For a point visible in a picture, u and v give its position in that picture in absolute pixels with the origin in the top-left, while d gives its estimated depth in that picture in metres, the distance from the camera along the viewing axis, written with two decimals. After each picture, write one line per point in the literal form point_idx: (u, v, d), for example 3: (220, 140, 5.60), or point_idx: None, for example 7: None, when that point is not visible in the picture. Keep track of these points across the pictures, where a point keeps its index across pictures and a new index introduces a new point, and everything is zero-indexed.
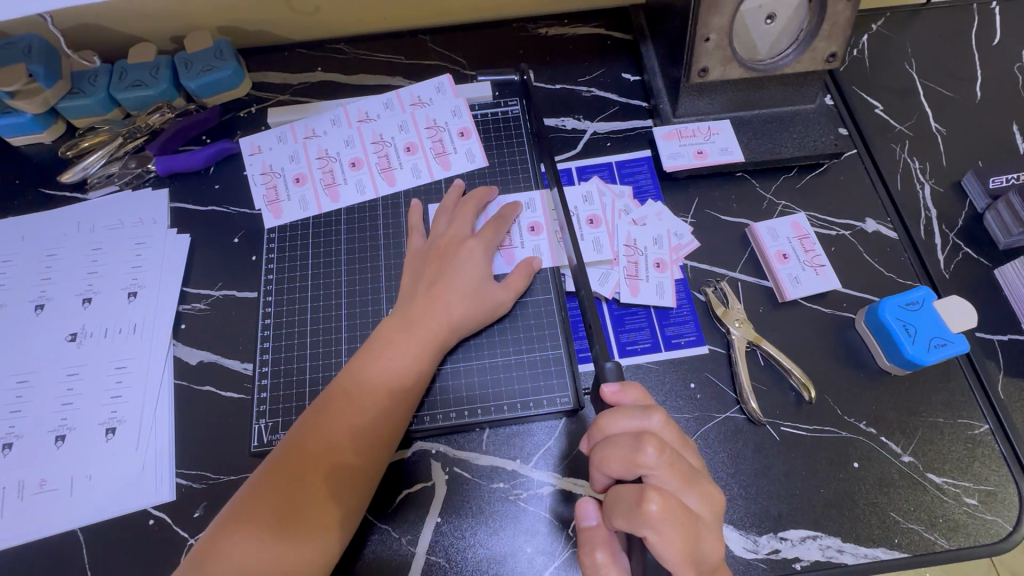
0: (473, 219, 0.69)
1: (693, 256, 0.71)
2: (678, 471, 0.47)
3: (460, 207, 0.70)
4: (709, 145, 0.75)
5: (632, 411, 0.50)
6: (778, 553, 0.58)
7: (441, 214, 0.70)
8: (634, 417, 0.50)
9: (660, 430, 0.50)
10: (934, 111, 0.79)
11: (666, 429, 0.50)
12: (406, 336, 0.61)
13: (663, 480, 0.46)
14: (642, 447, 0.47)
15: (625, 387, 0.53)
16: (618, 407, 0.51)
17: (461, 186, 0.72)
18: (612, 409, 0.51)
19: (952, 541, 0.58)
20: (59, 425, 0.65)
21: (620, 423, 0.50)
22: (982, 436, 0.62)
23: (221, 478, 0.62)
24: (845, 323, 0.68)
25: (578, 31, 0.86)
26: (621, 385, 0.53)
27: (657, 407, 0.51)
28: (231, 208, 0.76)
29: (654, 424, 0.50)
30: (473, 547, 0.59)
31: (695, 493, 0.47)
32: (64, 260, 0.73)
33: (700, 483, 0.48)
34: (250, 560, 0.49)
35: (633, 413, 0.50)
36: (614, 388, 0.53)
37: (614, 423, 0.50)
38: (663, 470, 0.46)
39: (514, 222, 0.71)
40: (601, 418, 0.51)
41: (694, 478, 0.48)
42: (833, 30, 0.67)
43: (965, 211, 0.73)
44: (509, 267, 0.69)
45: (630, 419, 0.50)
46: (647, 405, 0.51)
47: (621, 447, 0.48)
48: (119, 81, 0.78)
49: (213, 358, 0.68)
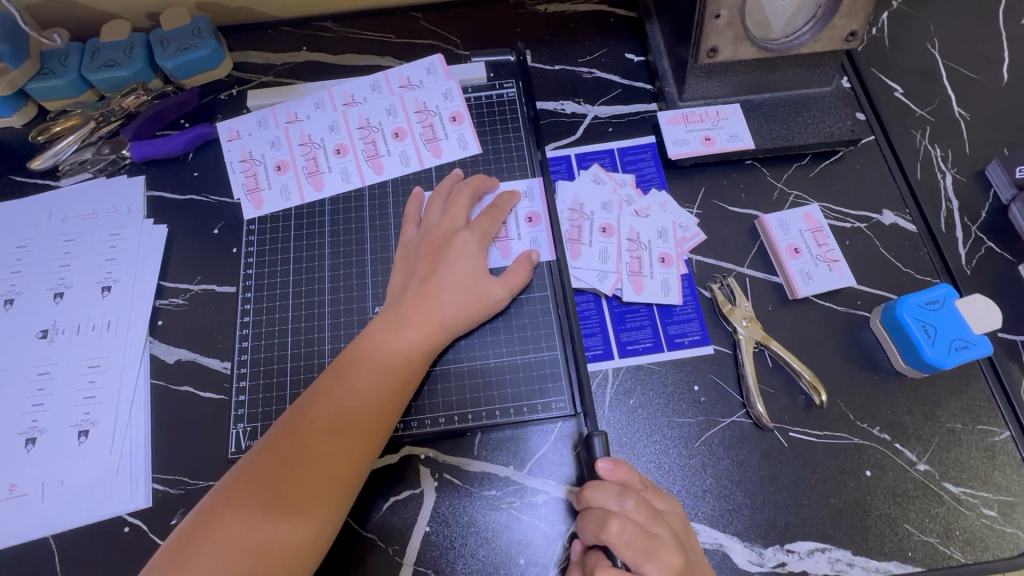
0: (469, 208, 0.65)
1: (698, 250, 0.67)
2: (636, 548, 0.48)
3: (456, 195, 0.65)
4: (717, 131, 0.70)
5: (612, 489, 0.50)
6: (784, 566, 0.55)
7: (435, 202, 0.66)
8: (608, 494, 0.49)
9: (633, 511, 0.49)
10: (958, 95, 0.74)
11: (638, 510, 0.49)
12: (397, 333, 0.58)
13: (622, 555, 0.48)
14: (605, 525, 0.48)
15: (616, 464, 0.51)
16: (604, 480, 0.51)
17: (458, 175, 0.68)
18: (596, 480, 0.51)
19: (968, 555, 0.55)
20: (28, 428, 0.61)
21: (598, 497, 0.50)
22: (1003, 443, 0.59)
23: (199, 483, 0.59)
24: (858, 322, 0.64)
25: (579, 7, 0.81)
26: (613, 463, 0.51)
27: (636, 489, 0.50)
28: (212, 197, 0.72)
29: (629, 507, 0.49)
30: (464, 558, 0.56)
31: (653, 566, 0.47)
32: (35, 252, 0.69)
33: (660, 554, 0.47)
34: (220, 561, 0.46)
35: (610, 492, 0.50)
36: (606, 465, 0.51)
37: (592, 495, 0.50)
38: (621, 547, 0.48)
39: (511, 211, 0.67)
40: (587, 487, 0.51)
41: (655, 551, 0.48)
42: (854, 7, 0.62)
43: (989, 203, 0.69)
44: (506, 260, 0.65)
45: (606, 496, 0.50)
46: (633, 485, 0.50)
47: (591, 520, 0.50)
48: (91, 61, 0.73)
49: (191, 356, 0.65)
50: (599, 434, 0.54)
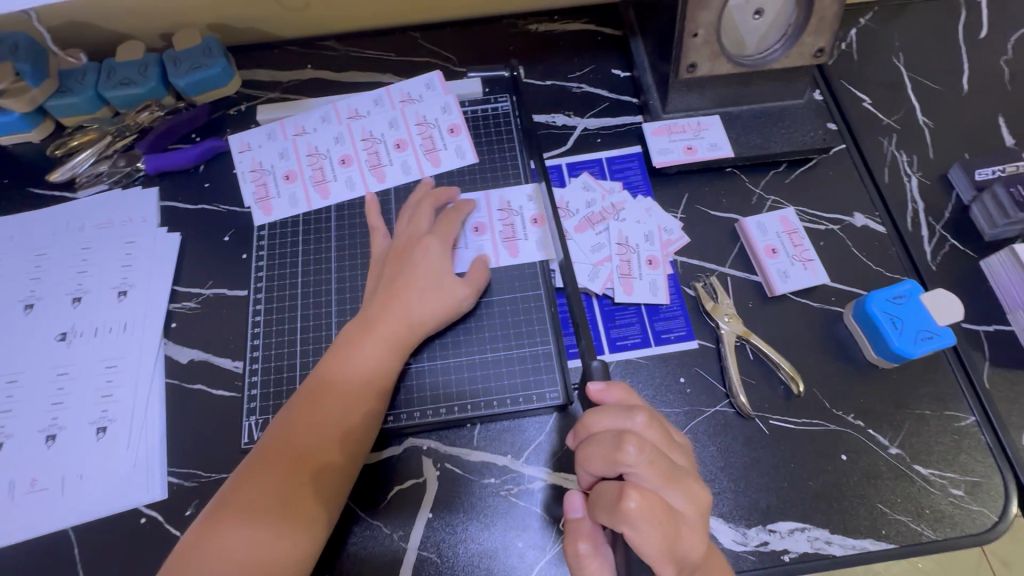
0: (432, 215, 0.70)
1: (683, 252, 0.72)
2: (659, 468, 0.47)
3: (420, 205, 0.70)
4: (698, 141, 0.75)
5: (617, 410, 0.51)
6: (767, 545, 0.59)
7: (405, 212, 0.70)
8: (618, 418, 0.50)
9: (643, 429, 0.50)
10: (922, 105, 0.79)
11: (649, 429, 0.50)
12: (368, 336, 0.61)
13: (643, 477, 0.46)
14: (622, 445, 0.47)
15: (610, 386, 0.54)
16: (603, 407, 0.52)
17: (429, 182, 0.72)
18: (597, 408, 0.52)
19: (938, 531, 0.59)
20: (49, 425, 0.65)
21: (604, 422, 0.50)
22: (969, 427, 0.63)
23: (212, 476, 0.63)
24: (833, 317, 0.68)
25: (567, 27, 0.86)
26: (606, 385, 0.54)
27: (641, 406, 0.52)
28: (222, 207, 0.76)
29: (636, 424, 0.50)
30: (465, 542, 0.59)
31: (676, 490, 0.47)
32: (54, 260, 0.73)
33: (683, 480, 0.48)
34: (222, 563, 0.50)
35: (617, 412, 0.51)
36: (599, 387, 0.54)
37: (598, 420, 0.51)
38: (642, 468, 0.46)
39: (516, 213, 0.72)
40: (587, 416, 0.52)
41: (677, 475, 0.48)
42: (821, 25, 0.67)
43: (953, 204, 0.74)
44: (515, 258, 0.70)
45: (614, 418, 0.50)
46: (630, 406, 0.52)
47: (602, 445, 0.48)
48: (107, 79, 0.78)
49: (203, 356, 0.68)
50: (596, 360, 0.59)
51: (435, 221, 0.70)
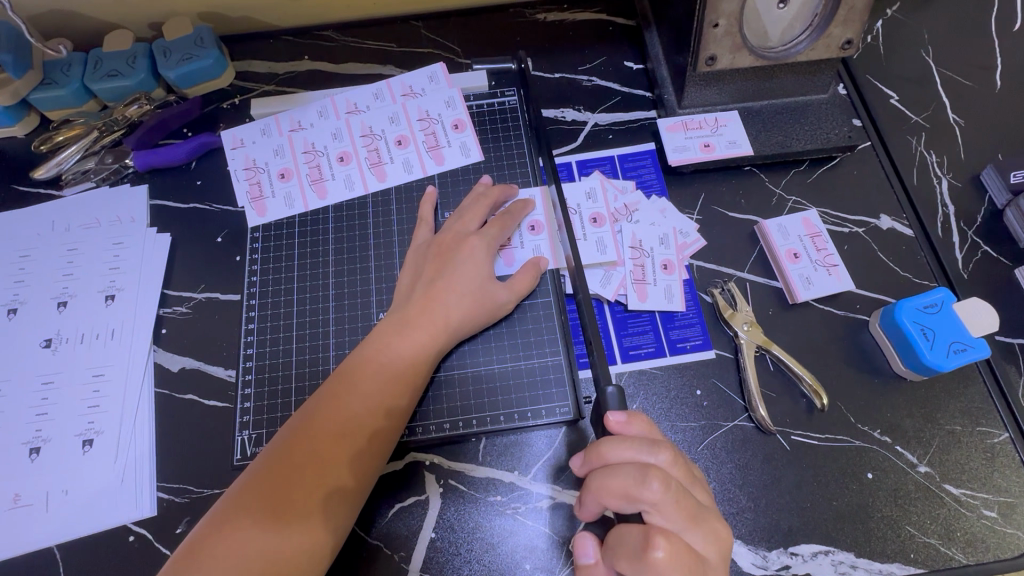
0: (486, 215, 0.66)
1: (699, 256, 0.68)
2: (683, 508, 0.44)
3: (475, 202, 0.66)
4: (716, 138, 0.71)
5: (641, 443, 0.47)
6: (788, 569, 0.55)
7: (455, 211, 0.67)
8: (641, 449, 0.47)
9: (667, 466, 0.47)
10: (952, 101, 0.75)
11: (672, 466, 0.47)
12: (403, 335, 0.58)
13: (667, 519, 0.44)
14: (646, 481, 0.44)
15: (631, 417, 0.51)
16: (624, 437, 0.48)
17: (488, 182, 0.68)
18: (614, 437, 0.48)
19: (970, 556, 0.55)
20: (33, 437, 0.61)
21: (624, 454, 0.47)
22: (1002, 445, 0.59)
23: (204, 491, 0.60)
24: (858, 326, 0.64)
25: (577, 16, 0.82)
26: (627, 416, 0.50)
27: (665, 442, 0.48)
28: (215, 206, 0.72)
29: (661, 460, 0.47)
30: (470, 563, 0.56)
31: (699, 532, 0.45)
32: (38, 262, 0.69)
33: (705, 521, 0.46)
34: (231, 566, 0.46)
35: (640, 446, 0.47)
36: (619, 417, 0.50)
37: (619, 452, 0.47)
38: (667, 508, 0.44)
39: (576, 211, 0.69)
40: (602, 444, 0.48)
41: (701, 515, 0.45)
42: (850, 16, 0.62)
43: (985, 207, 0.70)
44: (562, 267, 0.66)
45: (635, 450, 0.47)
46: (654, 439, 0.49)
47: (623, 478, 0.45)
48: (93, 71, 0.74)
49: (195, 364, 0.65)
50: (612, 385, 0.52)
51: (486, 222, 0.66)
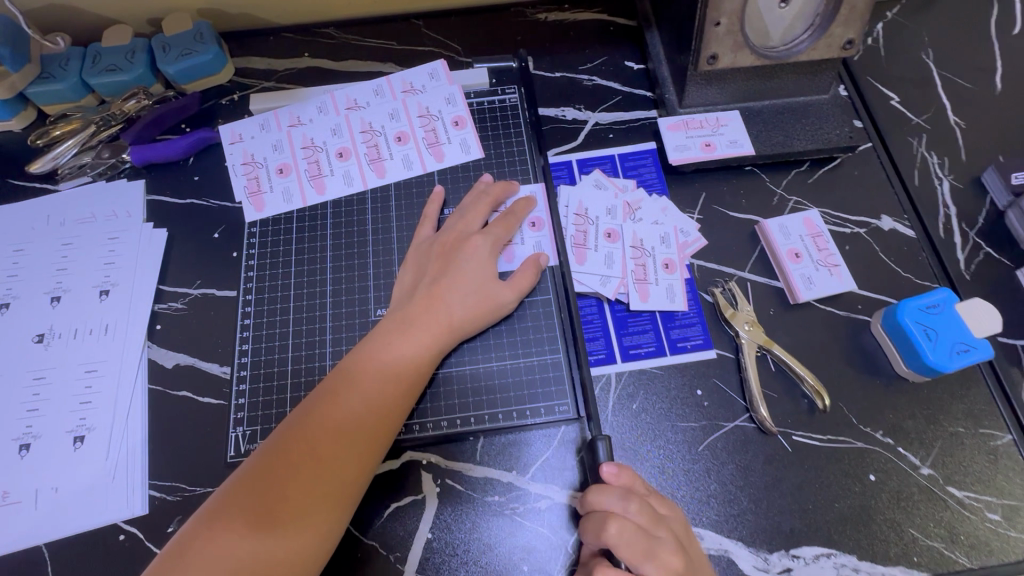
0: (487, 215, 0.66)
1: (700, 255, 0.68)
2: (636, 549, 0.48)
3: (476, 202, 0.66)
4: (717, 138, 0.70)
5: (613, 490, 0.50)
6: (790, 572, 0.54)
7: (456, 211, 0.66)
8: (611, 497, 0.50)
9: (635, 512, 0.49)
10: (953, 103, 0.75)
11: (639, 513, 0.49)
12: (404, 335, 0.57)
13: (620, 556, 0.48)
14: (604, 525, 0.49)
15: (621, 470, 0.52)
16: (606, 484, 0.51)
17: (488, 180, 0.68)
18: (599, 484, 0.52)
19: (974, 560, 0.55)
20: (23, 434, 0.60)
21: (600, 497, 0.51)
22: (1005, 446, 0.59)
23: (196, 490, 0.58)
24: (860, 326, 0.64)
25: (578, 16, 0.82)
26: (618, 468, 0.52)
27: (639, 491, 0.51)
28: (213, 201, 0.72)
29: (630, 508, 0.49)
30: (467, 564, 0.55)
31: (652, 569, 0.47)
32: (32, 256, 0.68)
33: (660, 556, 0.48)
34: (224, 562, 0.45)
35: (613, 493, 0.50)
36: (612, 469, 0.51)
37: (593, 495, 0.51)
38: (621, 548, 0.48)
39: (575, 211, 0.69)
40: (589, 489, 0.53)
41: (655, 552, 0.48)
42: (851, 15, 0.62)
43: (986, 209, 0.69)
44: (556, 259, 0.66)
45: (608, 497, 0.50)
46: (635, 490, 0.51)
47: (592, 524, 0.50)
48: (91, 65, 0.73)
49: (189, 361, 0.64)
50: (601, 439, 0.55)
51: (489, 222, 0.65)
